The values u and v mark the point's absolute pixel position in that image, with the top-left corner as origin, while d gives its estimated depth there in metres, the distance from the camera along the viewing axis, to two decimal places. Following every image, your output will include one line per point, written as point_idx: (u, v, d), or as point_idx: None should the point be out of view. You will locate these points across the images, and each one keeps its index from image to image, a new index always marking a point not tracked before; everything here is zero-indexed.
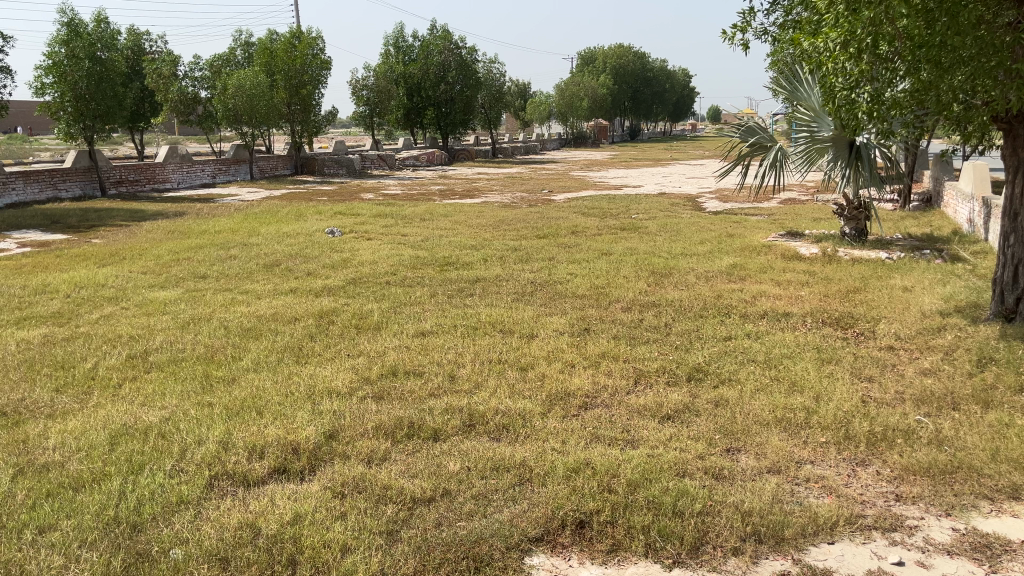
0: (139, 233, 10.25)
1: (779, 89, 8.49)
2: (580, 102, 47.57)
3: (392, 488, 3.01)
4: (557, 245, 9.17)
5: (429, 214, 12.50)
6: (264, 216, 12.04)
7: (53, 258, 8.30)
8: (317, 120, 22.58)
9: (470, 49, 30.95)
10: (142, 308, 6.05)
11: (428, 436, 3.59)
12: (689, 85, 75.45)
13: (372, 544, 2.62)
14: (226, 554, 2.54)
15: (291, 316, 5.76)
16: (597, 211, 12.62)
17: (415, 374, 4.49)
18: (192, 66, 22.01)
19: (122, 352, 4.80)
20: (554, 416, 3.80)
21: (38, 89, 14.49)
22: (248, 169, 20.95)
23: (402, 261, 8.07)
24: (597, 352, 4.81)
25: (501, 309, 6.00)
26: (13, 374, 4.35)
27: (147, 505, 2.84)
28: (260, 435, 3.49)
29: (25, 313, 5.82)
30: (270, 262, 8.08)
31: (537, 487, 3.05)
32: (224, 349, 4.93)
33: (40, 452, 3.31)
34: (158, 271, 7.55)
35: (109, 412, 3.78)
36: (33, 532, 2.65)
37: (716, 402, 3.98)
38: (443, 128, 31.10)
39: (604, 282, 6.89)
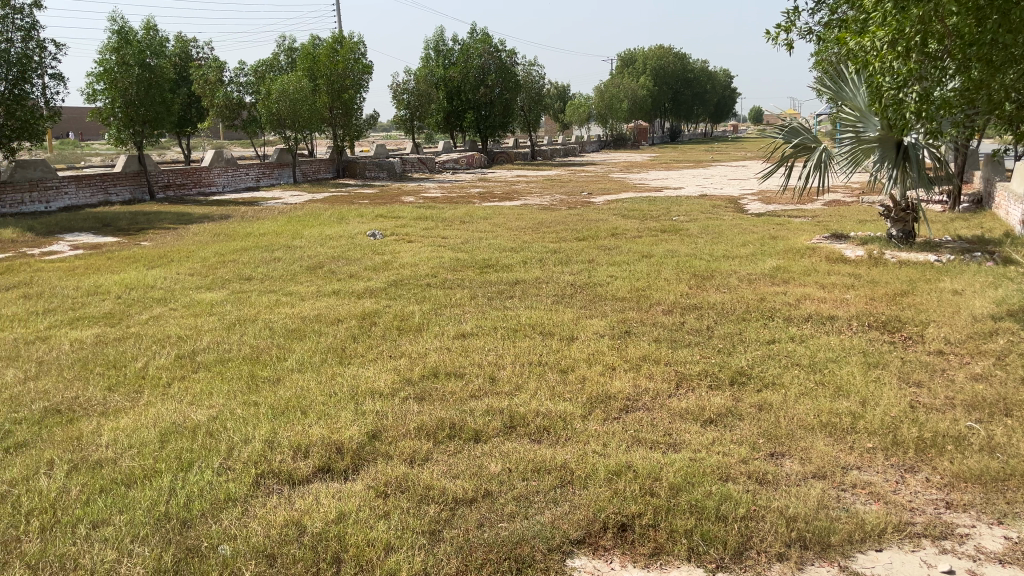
0: (186, 236, 10.46)
1: (824, 90, 8.37)
2: (620, 103, 47.40)
3: (435, 488, 3.04)
4: (598, 247, 9.14)
5: (469, 217, 12.55)
6: (307, 219, 12.21)
7: (105, 261, 8.52)
8: (358, 124, 22.84)
9: (510, 52, 31.00)
10: (189, 309, 6.17)
11: (469, 437, 3.61)
12: (729, 87, 74.69)
13: (415, 543, 2.65)
14: (272, 551, 2.59)
15: (334, 318, 5.83)
16: (637, 214, 12.56)
17: (455, 376, 4.51)
18: (237, 72, 22.39)
19: (171, 352, 4.91)
20: (595, 419, 3.80)
21: (90, 96, 14.89)
22: (291, 173, 21.29)
23: (443, 264, 8.12)
24: (638, 355, 4.79)
25: (541, 312, 6.00)
26: (67, 373, 4.48)
27: (196, 501, 2.90)
28: (305, 435, 3.54)
29: (78, 314, 5.99)
30: (313, 264, 8.19)
31: (579, 489, 3.05)
32: (269, 349, 5.02)
33: (93, 449, 3.40)
34: (205, 273, 7.71)
35: (158, 410, 3.88)
36: (87, 527, 2.73)
37: (760, 406, 3.94)
38: (482, 131, 31.20)
39: (646, 285, 6.85)
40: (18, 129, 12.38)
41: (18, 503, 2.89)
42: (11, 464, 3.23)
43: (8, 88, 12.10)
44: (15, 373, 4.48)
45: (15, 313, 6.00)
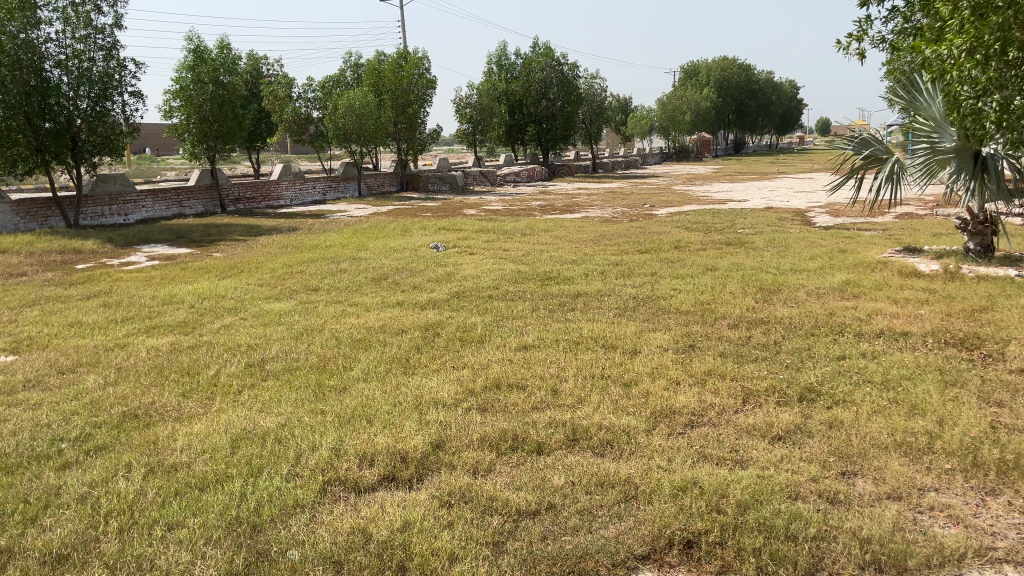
0: (256, 248, 10.75)
1: (896, 99, 8.15)
2: (683, 115, 47.00)
3: (498, 500, 3.04)
4: (660, 260, 9.05)
5: (530, 229, 12.59)
6: (371, 231, 12.43)
7: (179, 271, 8.81)
8: (422, 137, 23.17)
9: (572, 65, 31.01)
10: (259, 319, 6.33)
11: (532, 449, 3.61)
12: (796, 99, 73.34)
13: (480, 554, 2.65)
14: (340, 557, 2.62)
15: (398, 328, 5.91)
16: (701, 226, 12.41)
17: (518, 388, 4.51)
18: (305, 88, 22.96)
19: (241, 360, 5.04)
20: (659, 433, 3.76)
21: (167, 112, 15.48)
22: (357, 187, 21.69)
23: (505, 276, 8.15)
24: (703, 370, 4.72)
25: (603, 324, 5.97)
26: (145, 379, 4.65)
27: (265, 507, 2.97)
28: (370, 443, 3.59)
29: (154, 322, 6.20)
30: (378, 275, 8.32)
31: (643, 505, 3.01)
32: (335, 359, 5.11)
33: (169, 453, 3.51)
34: (273, 284, 7.90)
35: (230, 416, 3.98)
36: (163, 528, 2.81)
37: (830, 423, 3.83)
38: (544, 144, 31.29)
39: (710, 298, 6.77)
40: (100, 145, 12.99)
41: (98, 504, 3.00)
42: (93, 466, 3.36)
43: (90, 105, 12.63)
44: (96, 378, 4.65)
45: (96, 321, 6.25)
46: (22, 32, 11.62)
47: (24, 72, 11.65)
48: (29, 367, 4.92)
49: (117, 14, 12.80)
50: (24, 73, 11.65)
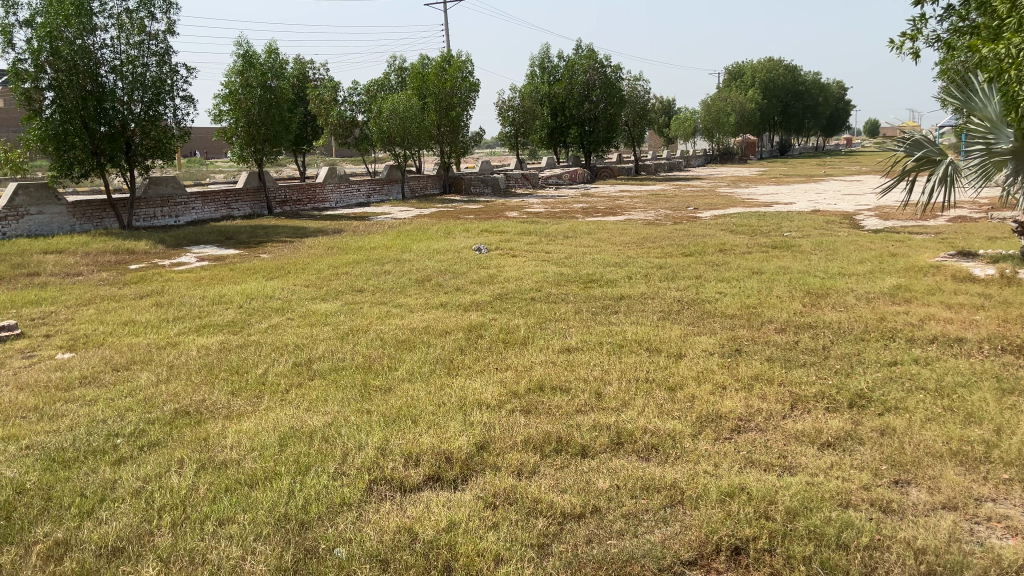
0: (302, 249, 10.90)
1: (951, 99, 7.92)
2: (727, 117, 46.47)
3: (543, 502, 3.04)
4: (705, 263, 8.96)
5: (573, 232, 12.57)
6: (415, 233, 12.53)
7: (228, 272, 8.99)
8: (465, 140, 23.29)
9: (615, 67, 30.85)
10: (305, 319, 6.42)
11: (576, 452, 3.60)
12: (843, 101, 72.04)
13: (524, 556, 2.65)
14: (386, 556, 2.65)
15: (442, 330, 5.95)
16: (746, 229, 12.26)
17: (561, 390, 4.49)
18: (351, 91, 23.23)
19: (289, 359, 5.12)
20: (705, 438, 3.72)
21: (216, 116, 15.80)
22: (400, 189, 21.86)
23: (548, 278, 8.15)
24: (750, 374, 4.66)
25: (647, 327, 5.92)
26: (196, 377, 4.75)
27: (313, 504, 3.00)
28: (416, 443, 3.62)
29: (205, 321, 6.33)
30: (421, 277, 8.38)
31: (689, 510, 2.98)
32: (380, 359, 5.15)
33: (219, 450, 3.57)
34: (319, 285, 8.01)
35: (278, 415, 4.04)
36: (214, 524, 2.86)
37: (882, 431, 3.75)
38: (586, 146, 31.21)
39: (756, 302, 6.69)
40: (153, 148, 13.31)
41: (151, 498, 3.06)
42: (146, 461, 3.44)
43: (143, 110, 12.95)
44: (149, 375, 4.76)
45: (149, 319, 6.40)
46: (79, 38, 11.93)
47: (81, 77, 11.99)
48: (85, 364, 5.05)
49: (170, 20, 13.10)
50: (80, 79, 12.00)
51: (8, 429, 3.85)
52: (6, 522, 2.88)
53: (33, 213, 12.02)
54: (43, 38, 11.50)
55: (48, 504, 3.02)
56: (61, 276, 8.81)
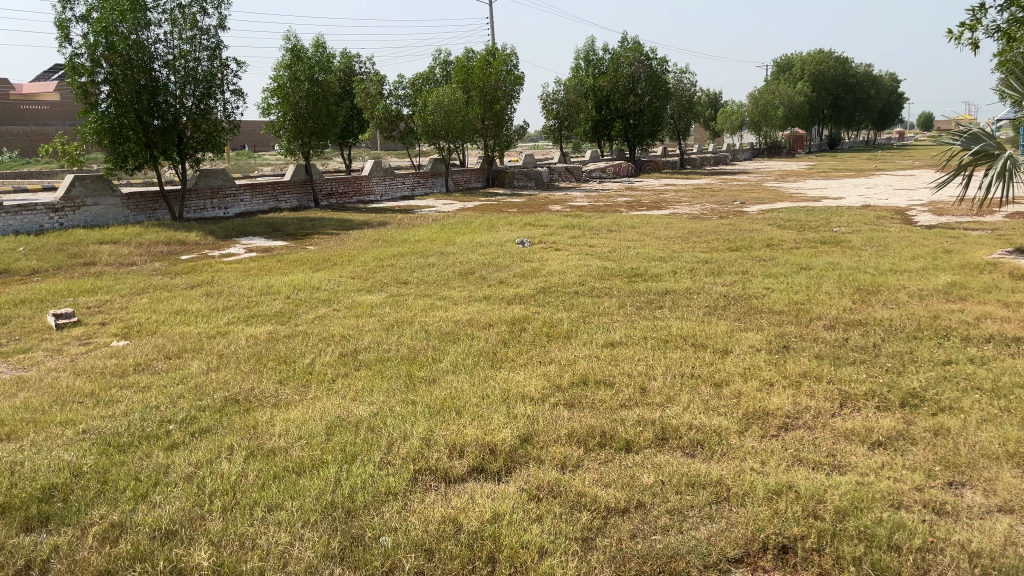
0: (348, 241, 11.03)
1: (1011, 91, 7.62)
2: (775, 110, 45.73)
3: (587, 496, 3.03)
4: (752, 258, 8.83)
5: (617, 226, 12.51)
6: (459, 226, 12.59)
7: (275, 263, 9.13)
8: (509, 133, 23.30)
9: (661, 60, 30.50)
10: (351, 310, 6.49)
11: (620, 447, 3.58)
12: (896, 93, 70.35)
13: (569, 549, 2.65)
14: (431, 545, 2.67)
15: (486, 322, 5.96)
16: (794, 224, 12.05)
17: (605, 385, 4.48)
18: (396, 85, 23.38)
19: (336, 350, 5.18)
20: (752, 435, 3.67)
21: (265, 109, 16.04)
22: (444, 183, 21.98)
23: (591, 272, 8.12)
24: (798, 371, 4.58)
25: (692, 323, 5.87)
26: (245, 366, 4.84)
27: (359, 493, 3.04)
28: (460, 434, 3.64)
29: (254, 311, 6.45)
30: (465, 270, 8.41)
31: (735, 507, 2.95)
32: (424, 351, 5.19)
33: (267, 437, 3.64)
34: (365, 276, 8.10)
35: (325, 404, 4.10)
36: (264, 510, 2.91)
37: (935, 431, 3.66)
38: (631, 140, 31.00)
39: (804, 298, 6.58)
40: (203, 141, 13.57)
41: (203, 483, 3.13)
42: (197, 447, 3.52)
43: (195, 104, 13.21)
44: (199, 364, 4.86)
45: (200, 309, 6.53)
46: (133, 33, 12.19)
47: (135, 72, 12.26)
48: (139, 352, 5.19)
49: (221, 15, 13.32)
50: (135, 73, 12.28)
51: (66, 413, 3.97)
52: (65, 504, 2.97)
53: (89, 204, 12.36)
54: (99, 33, 11.78)
55: (104, 487, 3.11)
56: (116, 266, 9.04)
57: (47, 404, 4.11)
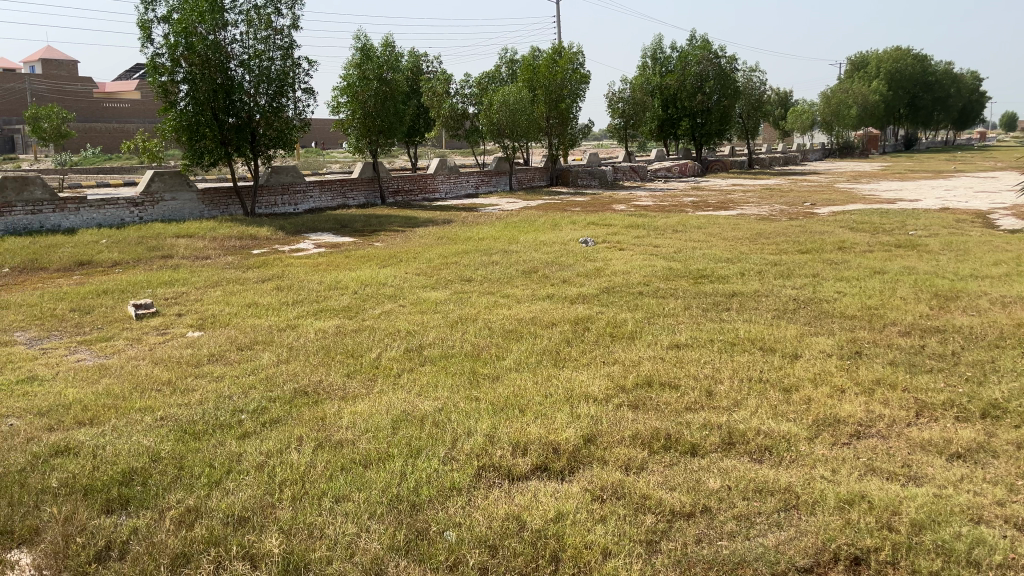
0: (413, 238, 11.16)
1: None
2: (848, 110, 44.46)
3: (651, 498, 3.00)
4: (822, 261, 8.62)
5: (683, 226, 12.34)
6: (523, 224, 12.61)
7: (343, 258, 9.31)
8: (574, 132, 23.21)
9: (730, 58, 29.89)
10: (416, 307, 6.57)
11: (686, 450, 3.54)
12: (978, 92, 67.66)
13: (633, 551, 2.63)
14: (495, 542, 2.68)
15: (549, 321, 5.96)
16: (868, 226, 11.72)
17: (670, 387, 4.43)
18: (462, 84, 23.53)
19: (401, 345, 5.25)
20: (822, 442, 3.58)
21: (334, 108, 16.34)
22: (508, 181, 22.04)
23: (656, 272, 8.03)
24: (871, 379, 4.44)
25: (760, 326, 5.75)
26: (314, 359, 4.94)
27: (424, 487, 3.08)
28: (523, 432, 3.64)
29: (322, 305, 6.58)
30: (529, 268, 8.41)
31: (805, 515, 2.88)
32: (487, 349, 5.21)
33: (335, 430, 3.71)
34: (430, 273, 8.19)
35: (390, 398, 4.16)
36: (332, 501, 2.97)
37: (1019, 444, 3.51)
38: (698, 139, 30.57)
39: (878, 303, 6.39)
40: (275, 138, 13.87)
41: (273, 472, 3.21)
42: (268, 437, 3.61)
43: (268, 102, 13.49)
44: (270, 356, 4.98)
45: (271, 302, 6.70)
46: (211, 33, 12.57)
47: (212, 71, 12.64)
48: (213, 343, 5.34)
49: (294, 15, 13.59)
50: (212, 72, 12.65)
51: (145, 400, 4.12)
52: (144, 488, 3.08)
53: (167, 199, 12.79)
54: (179, 33, 12.19)
55: (181, 473, 3.21)
56: (192, 259, 9.34)
57: (127, 391, 4.27)
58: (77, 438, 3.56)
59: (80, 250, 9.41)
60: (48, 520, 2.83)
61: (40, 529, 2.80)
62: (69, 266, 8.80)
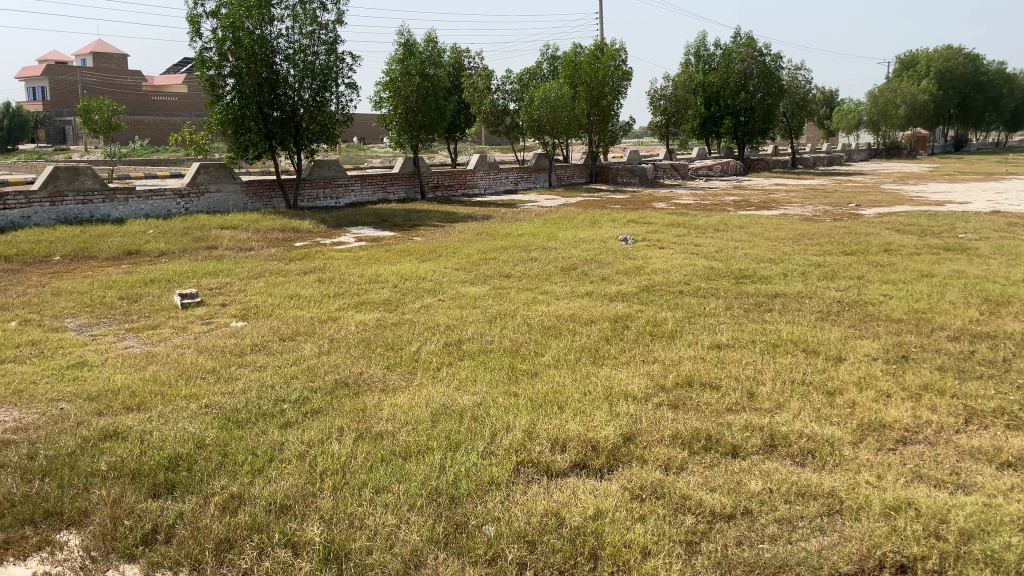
0: (453, 234, 11.20)
1: None
2: (895, 109, 43.56)
3: (692, 499, 2.97)
4: (868, 263, 8.46)
5: (724, 225, 12.21)
6: (562, 221, 12.58)
7: (384, 252, 9.38)
8: (614, 129, 23.08)
9: (776, 55, 29.46)
10: (455, 301, 6.59)
11: (727, 451, 3.49)
12: None
13: (673, 551, 2.61)
14: (534, 537, 2.68)
15: (588, 319, 5.94)
16: (915, 228, 11.47)
17: (711, 387, 4.38)
18: (504, 80, 23.53)
19: (440, 339, 5.27)
20: (867, 447, 3.51)
21: (376, 103, 16.46)
22: (547, 178, 22.02)
23: (697, 271, 7.96)
24: (918, 384, 4.35)
25: (803, 328, 5.67)
26: (355, 351, 4.99)
27: (463, 481, 3.08)
28: (562, 429, 3.63)
29: (363, 298, 6.64)
30: (568, 265, 8.39)
31: (849, 521, 2.83)
32: (527, 344, 5.21)
33: (376, 421, 3.74)
34: (469, 268, 8.21)
35: (430, 391, 4.18)
36: (371, 491, 2.99)
37: None
38: (740, 138, 30.25)
39: (926, 307, 6.25)
40: (318, 132, 14.00)
41: (315, 462, 3.25)
42: (310, 427, 3.64)
43: (312, 96, 13.63)
44: (312, 347, 5.04)
45: (313, 294, 6.78)
46: (258, 28, 12.72)
47: (258, 65, 12.81)
48: (256, 333, 5.42)
49: (339, 11, 13.70)
50: (258, 66, 12.82)
51: (189, 387, 4.19)
52: (189, 473, 3.14)
53: (212, 190, 13.00)
54: (227, 28, 12.37)
55: (225, 459, 3.26)
56: (235, 250, 9.49)
57: (173, 378, 4.36)
58: (124, 423, 3.64)
59: (129, 240, 9.61)
60: (97, 502, 2.89)
61: (88, 511, 2.86)
62: (118, 254, 9.00)
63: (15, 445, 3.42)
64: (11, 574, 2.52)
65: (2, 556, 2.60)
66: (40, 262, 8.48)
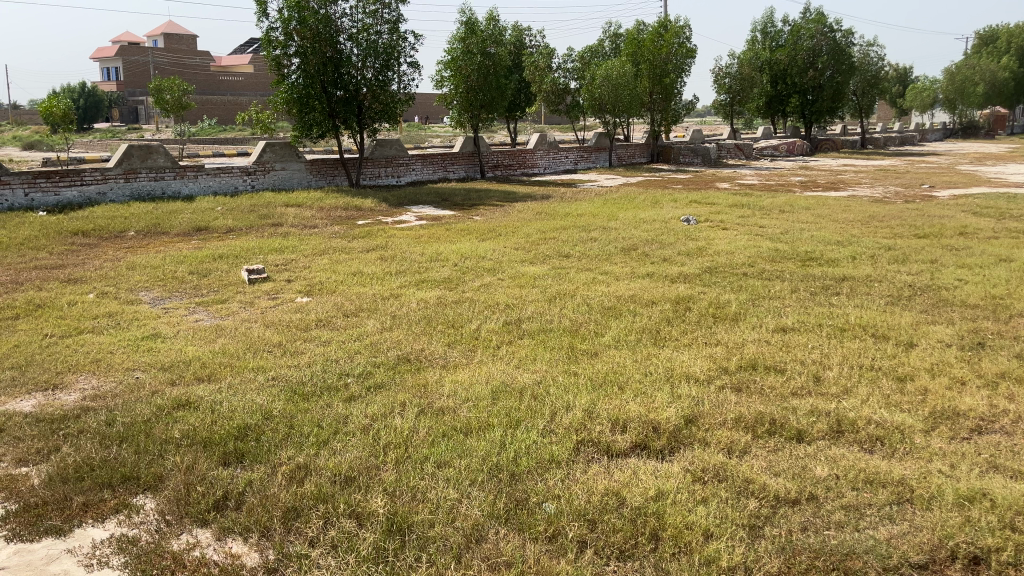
0: (512, 213, 11.18)
1: None
2: (974, 86, 41.79)
3: (755, 483, 2.93)
4: (943, 246, 8.17)
5: (790, 206, 11.93)
6: (623, 201, 12.47)
7: (444, 231, 9.43)
8: (677, 108, 22.70)
9: (847, 31, 28.52)
10: (515, 280, 6.59)
11: (791, 436, 3.42)
12: None
13: (736, 535, 2.58)
14: (594, 516, 2.68)
15: (649, 300, 5.88)
16: (992, 211, 11.03)
17: (775, 371, 4.30)
18: (565, 58, 23.31)
19: (500, 318, 5.28)
20: (939, 435, 3.40)
21: (438, 81, 16.51)
22: (607, 157, 21.84)
23: (761, 253, 7.80)
24: (995, 371, 4.19)
25: (873, 312, 5.51)
26: (416, 328, 5.04)
27: (523, 458, 3.10)
28: (623, 409, 3.61)
29: (423, 276, 6.69)
30: (628, 246, 8.31)
31: (920, 510, 2.75)
32: (586, 324, 5.19)
33: (437, 397, 3.78)
34: (529, 248, 8.21)
35: (490, 369, 4.21)
36: (433, 466, 3.03)
37: None
38: (807, 116, 29.63)
39: (1004, 292, 6.01)
40: (380, 112, 14.10)
41: (377, 435, 3.30)
42: (373, 401, 3.70)
43: (375, 75, 13.72)
44: (375, 324, 5.11)
45: (375, 272, 6.86)
46: (322, 8, 12.83)
47: (322, 45, 12.94)
48: (321, 308, 5.52)
49: None
50: (322, 46, 12.95)
51: (257, 360, 4.31)
52: (257, 443, 3.22)
53: (278, 168, 13.26)
54: (292, 8, 12.51)
55: (291, 431, 3.34)
56: (300, 227, 9.66)
57: (241, 351, 4.48)
58: (196, 393, 3.76)
59: (198, 216, 9.87)
60: (171, 468, 3.00)
61: (163, 476, 2.97)
62: (188, 231, 9.25)
63: (94, 412, 3.56)
64: (90, 535, 2.63)
65: (81, 517, 2.72)
66: (115, 237, 8.78)
